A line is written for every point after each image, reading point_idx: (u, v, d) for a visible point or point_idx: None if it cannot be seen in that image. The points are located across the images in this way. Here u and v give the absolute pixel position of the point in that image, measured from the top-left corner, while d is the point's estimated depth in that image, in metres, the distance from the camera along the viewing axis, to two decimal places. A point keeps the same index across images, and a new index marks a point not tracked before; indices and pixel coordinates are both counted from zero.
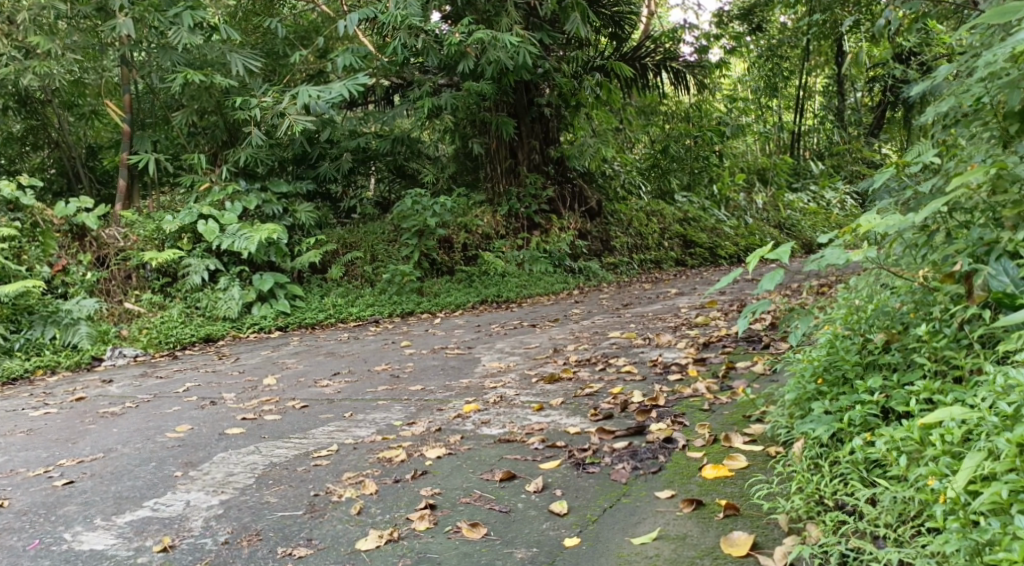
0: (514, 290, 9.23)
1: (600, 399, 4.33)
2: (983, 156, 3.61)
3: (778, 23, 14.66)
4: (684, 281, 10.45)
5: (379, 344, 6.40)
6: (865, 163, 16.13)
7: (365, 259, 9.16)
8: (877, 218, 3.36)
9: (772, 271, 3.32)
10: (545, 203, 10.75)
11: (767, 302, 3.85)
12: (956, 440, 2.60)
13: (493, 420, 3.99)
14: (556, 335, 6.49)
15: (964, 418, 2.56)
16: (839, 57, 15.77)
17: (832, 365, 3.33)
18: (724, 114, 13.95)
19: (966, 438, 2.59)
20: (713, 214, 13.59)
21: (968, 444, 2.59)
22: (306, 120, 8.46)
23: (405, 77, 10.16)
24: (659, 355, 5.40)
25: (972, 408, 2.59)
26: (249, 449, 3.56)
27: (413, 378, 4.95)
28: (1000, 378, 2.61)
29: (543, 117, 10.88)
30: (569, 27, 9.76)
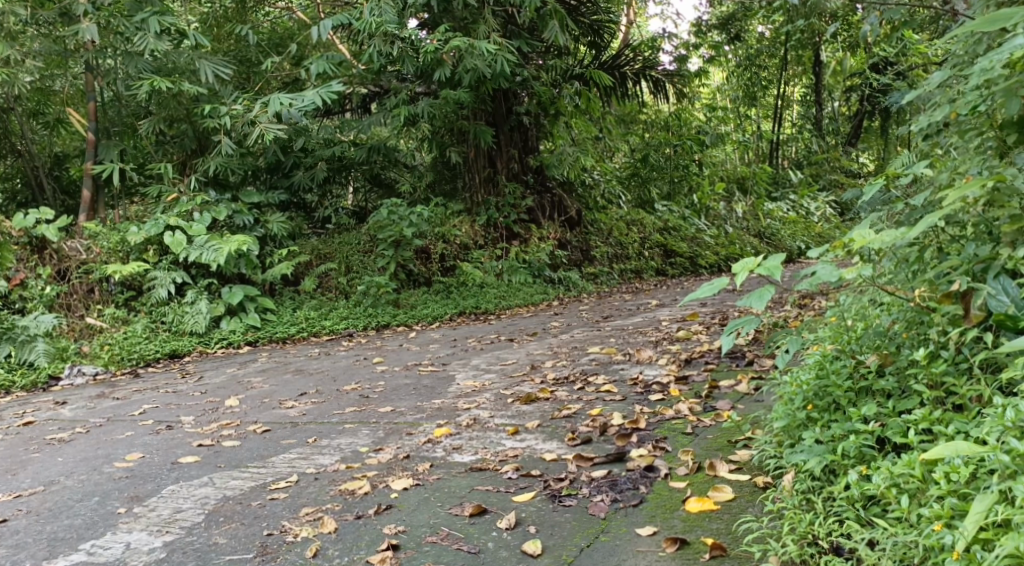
0: (493, 301, 9.04)
1: (579, 421, 4.13)
2: (978, 168, 3.45)
3: (756, 31, 14.63)
4: (665, 292, 10.29)
5: (350, 360, 6.18)
6: (843, 172, 16.11)
7: (339, 270, 8.94)
8: (870, 234, 3.18)
9: (761, 287, 3.14)
10: (524, 212, 10.58)
11: (752, 320, 3.69)
12: (962, 479, 2.42)
13: (465, 445, 3.78)
14: (534, 350, 6.28)
15: (969, 455, 2.38)
16: (816, 66, 15.87)
17: (823, 390, 3.16)
18: (703, 123, 13.86)
19: (974, 478, 2.42)
20: (695, 223, 13.44)
21: (975, 484, 2.42)
22: (278, 129, 8.23)
23: (380, 84, 9.95)
24: (640, 372, 5.21)
25: (979, 445, 2.41)
26: (201, 481, 3.33)
27: (384, 399, 4.74)
28: (1010, 412, 2.43)
29: (522, 126, 10.71)
30: (548, 34, 9.61)
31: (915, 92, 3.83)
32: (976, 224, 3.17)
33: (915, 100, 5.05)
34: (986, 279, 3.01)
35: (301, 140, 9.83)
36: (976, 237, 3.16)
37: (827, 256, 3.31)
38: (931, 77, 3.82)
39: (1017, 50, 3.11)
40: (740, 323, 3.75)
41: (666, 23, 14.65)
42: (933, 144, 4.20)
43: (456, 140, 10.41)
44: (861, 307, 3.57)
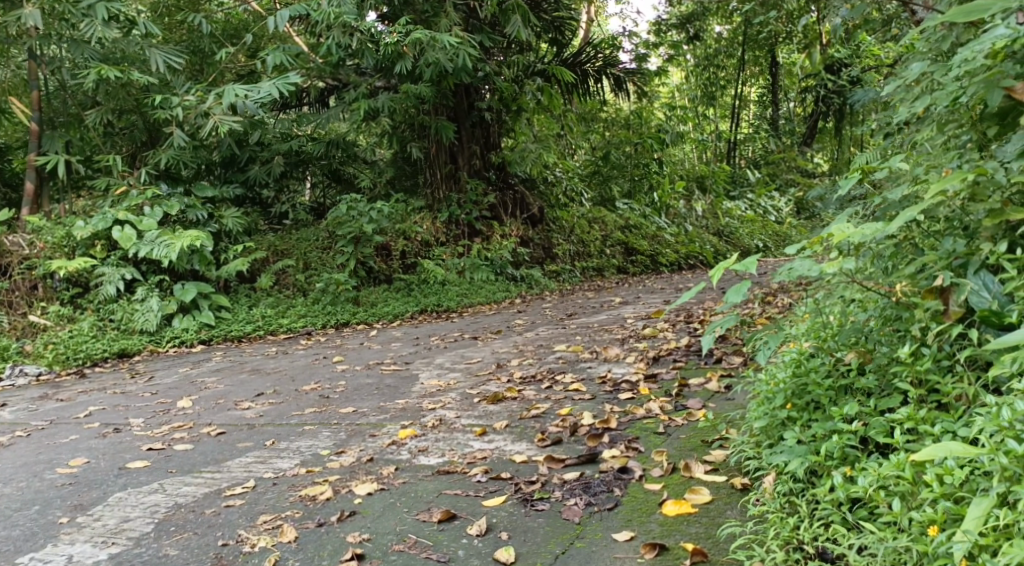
0: (454, 299, 8.89)
1: (549, 422, 4.01)
2: (957, 161, 3.29)
3: (714, 31, 14.65)
4: (627, 290, 10.21)
5: (308, 359, 5.98)
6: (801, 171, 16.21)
7: (297, 267, 8.71)
8: (851, 227, 3.06)
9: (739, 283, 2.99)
10: (485, 209, 10.44)
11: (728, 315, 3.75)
12: (956, 482, 2.33)
13: (431, 447, 3.63)
14: (498, 348, 6.15)
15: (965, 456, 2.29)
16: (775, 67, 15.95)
17: (801, 390, 3.06)
18: (663, 121, 13.83)
19: (969, 480, 2.33)
20: (655, 221, 13.34)
21: (971, 487, 2.33)
22: (232, 121, 8.00)
23: (339, 77, 9.74)
24: (609, 371, 5.08)
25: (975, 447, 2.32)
26: (150, 487, 3.15)
27: (345, 399, 4.57)
28: (1006, 411, 2.34)
29: (483, 121, 10.56)
30: (511, 29, 9.48)
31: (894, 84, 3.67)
32: (953, 217, 3.08)
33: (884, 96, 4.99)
34: (966, 274, 2.94)
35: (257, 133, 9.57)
36: (953, 230, 3.08)
37: (805, 252, 3.20)
38: (911, 71, 3.72)
39: (1000, 39, 3.01)
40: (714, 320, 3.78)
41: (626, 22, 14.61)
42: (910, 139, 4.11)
43: (417, 135, 10.23)
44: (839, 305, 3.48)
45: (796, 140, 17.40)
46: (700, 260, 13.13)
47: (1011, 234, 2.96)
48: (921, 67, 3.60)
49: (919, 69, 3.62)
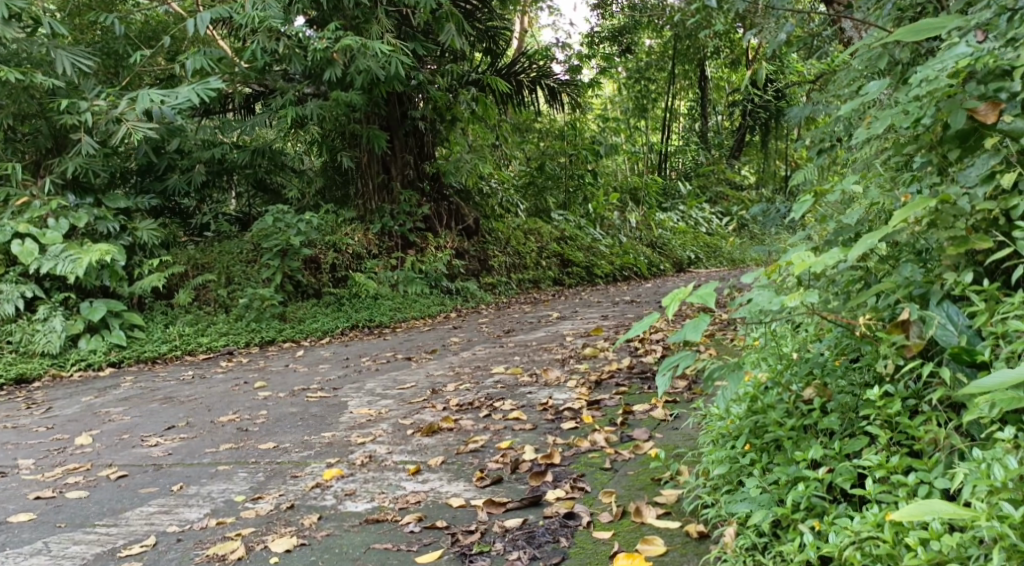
0: (387, 313, 8.58)
1: (487, 457, 3.75)
2: (917, 184, 3.07)
3: (645, 44, 14.65)
4: (564, 303, 10.00)
5: (228, 385, 5.59)
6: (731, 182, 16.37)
7: (219, 282, 8.26)
8: (809, 255, 2.86)
9: (698, 316, 2.63)
10: (420, 220, 10.13)
11: (687, 355, 2.86)
12: (945, 546, 2.18)
13: (359, 490, 3.36)
14: (433, 371, 5.84)
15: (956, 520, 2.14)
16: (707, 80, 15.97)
17: (759, 429, 2.85)
18: (596, 133, 13.72)
19: (961, 546, 2.16)
20: (590, 233, 13.13)
21: (962, 553, 2.16)
22: (148, 128, 7.61)
23: (266, 84, 9.36)
24: (549, 397, 4.83)
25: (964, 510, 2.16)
26: (34, 549, 2.96)
27: (265, 432, 4.23)
28: (998, 470, 2.21)
29: (416, 131, 10.30)
30: (444, 37, 9.20)
31: (852, 104, 3.41)
32: (910, 240, 2.91)
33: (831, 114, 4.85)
34: (928, 304, 2.75)
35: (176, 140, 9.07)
36: (908, 258, 2.92)
37: (762, 281, 2.99)
38: (866, 89, 3.54)
39: (962, 58, 2.87)
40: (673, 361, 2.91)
41: (558, 34, 14.52)
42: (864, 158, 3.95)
43: (347, 144, 9.89)
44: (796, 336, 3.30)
45: (723, 153, 17.57)
46: (635, 271, 12.99)
47: (973, 260, 2.79)
48: (878, 85, 3.37)
49: (875, 87, 3.40)
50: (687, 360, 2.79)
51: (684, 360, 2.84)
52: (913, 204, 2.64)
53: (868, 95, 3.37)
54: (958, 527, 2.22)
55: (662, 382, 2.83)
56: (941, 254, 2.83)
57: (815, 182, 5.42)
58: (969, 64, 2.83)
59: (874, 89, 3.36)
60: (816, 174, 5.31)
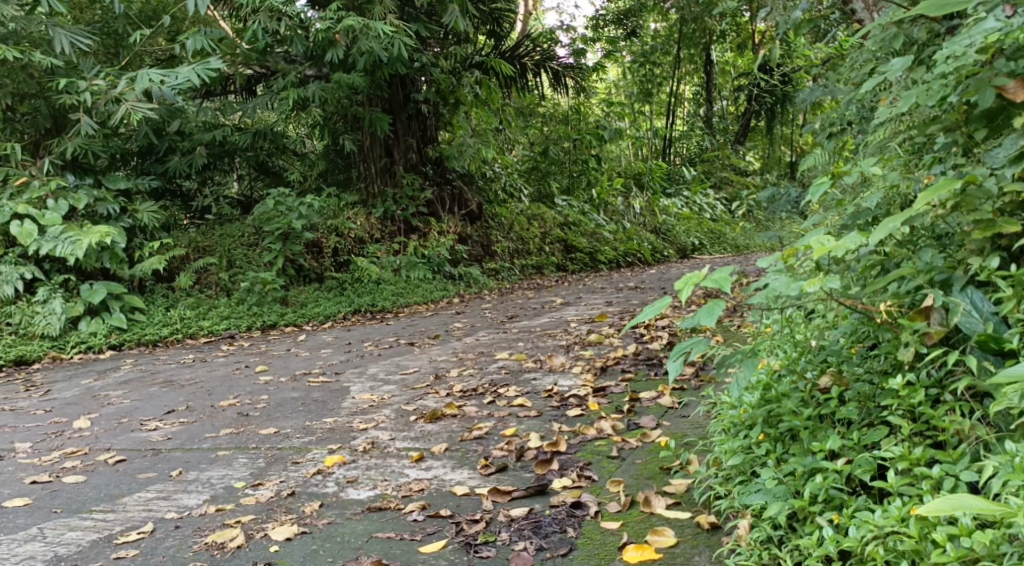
0: (390, 298, 8.50)
1: (492, 444, 3.69)
2: (940, 166, 2.99)
3: (649, 28, 14.54)
4: (568, 289, 9.91)
5: (228, 369, 5.51)
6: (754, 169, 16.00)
7: (220, 265, 8.18)
8: (828, 239, 2.78)
9: (713, 302, 2.55)
10: (423, 204, 10.05)
11: (702, 342, 2.77)
12: (977, 543, 2.11)
13: (362, 477, 3.30)
14: (437, 356, 5.77)
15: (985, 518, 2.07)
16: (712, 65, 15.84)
17: (773, 418, 2.79)
18: (600, 117, 13.62)
19: (993, 545, 2.09)
20: (593, 218, 13.02)
21: (994, 552, 2.09)
22: (147, 108, 7.54)
23: (267, 65, 9.26)
24: (555, 383, 4.76)
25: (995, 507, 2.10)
26: (29, 534, 2.89)
27: (267, 417, 4.17)
28: None
29: (420, 114, 10.19)
30: (448, 19, 9.08)
31: (872, 82, 3.34)
32: (933, 223, 2.83)
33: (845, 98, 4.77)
34: (951, 291, 2.67)
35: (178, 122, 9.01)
36: (926, 244, 2.86)
37: (778, 266, 2.92)
38: (888, 67, 3.45)
39: (990, 33, 2.77)
40: (686, 347, 2.83)
41: (562, 17, 14.42)
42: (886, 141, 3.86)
43: (350, 127, 9.77)
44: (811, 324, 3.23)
45: (728, 138, 17.46)
46: (639, 257, 12.88)
47: (996, 245, 2.72)
48: (903, 62, 3.27)
49: (898, 65, 3.31)
50: (702, 347, 2.71)
51: (697, 346, 2.76)
52: (936, 187, 2.56)
53: (893, 72, 3.28)
54: (991, 525, 2.16)
55: (674, 370, 2.75)
56: (962, 238, 2.75)
57: (824, 167, 5.33)
58: (997, 41, 2.74)
59: (897, 67, 3.27)
60: (826, 158, 5.22)
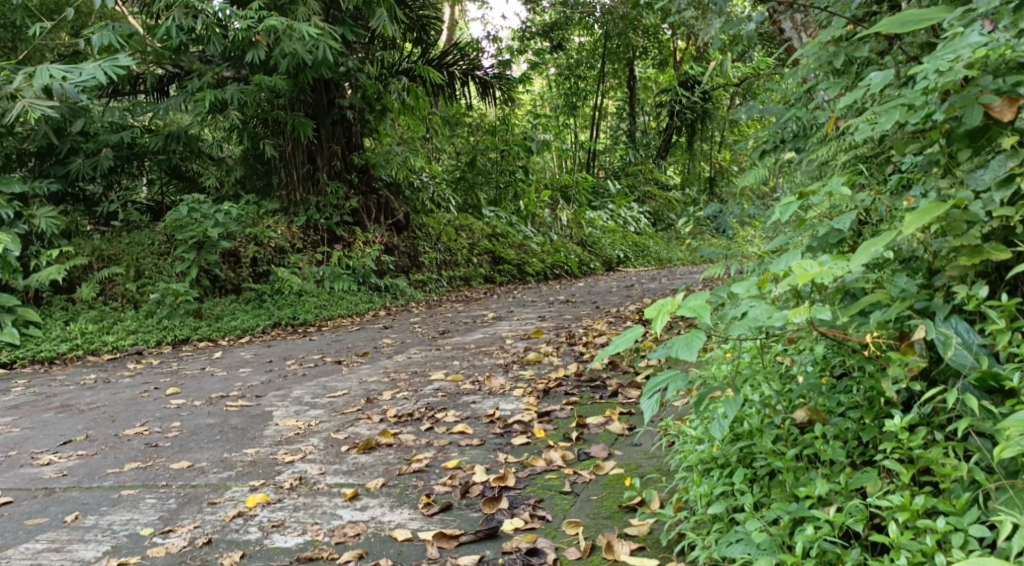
0: (312, 311, 8.10)
1: (433, 479, 3.39)
2: (920, 188, 2.78)
3: (575, 40, 14.50)
4: (498, 302, 9.65)
5: (134, 391, 5.06)
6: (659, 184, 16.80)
7: (127, 275, 7.67)
8: (810, 263, 2.55)
9: (691, 333, 2.30)
10: (347, 213, 9.66)
11: (680, 377, 2.50)
12: None
13: (289, 520, 3.00)
14: (366, 376, 5.43)
15: None
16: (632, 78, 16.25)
17: (747, 457, 2.57)
18: (526, 128, 13.49)
19: None
20: (521, 230, 12.77)
21: None
22: (46, 106, 6.99)
23: (182, 64, 8.79)
24: (496, 408, 4.45)
25: None
26: None
27: (181, 449, 3.80)
28: None
29: (345, 120, 9.77)
30: (375, 23, 8.76)
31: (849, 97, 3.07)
32: (920, 245, 2.59)
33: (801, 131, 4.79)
34: (933, 320, 2.49)
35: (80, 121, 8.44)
36: (906, 269, 2.63)
37: (752, 292, 2.68)
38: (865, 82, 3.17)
39: (977, 48, 2.54)
40: (660, 383, 2.56)
41: (487, 28, 14.24)
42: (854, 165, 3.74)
43: (271, 132, 9.34)
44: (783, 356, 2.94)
45: (651, 152, 17.52)
46: (565, 270, 12.71)
47: (980, 271, 2.52)
48: (882, 77, 2.95)
49: (876, 80, 2.98)
50: (680, 383, 2.45)
51: (673, 382, 2.49)
52: (921, 212, 2.38)
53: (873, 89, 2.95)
54: None
55: (648, 410, 2.48)
56: (948, 263, 2.53)
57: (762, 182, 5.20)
58: (984, 54, 2.52)
59: (876, 82, 2.94)
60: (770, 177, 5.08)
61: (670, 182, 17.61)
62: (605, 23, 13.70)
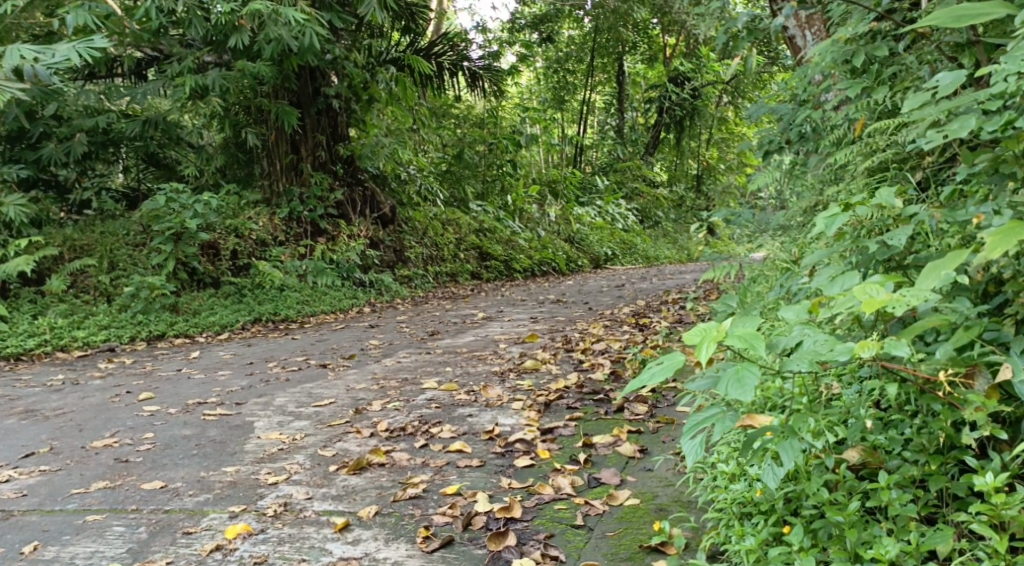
0: (294, 306, 7.77)
1: (433, 508, 3.08)
2: (991, 204, 2.61)
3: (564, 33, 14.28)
4: (486, 300, 9.34)
5: (104, 396, 4.72)
6: (644, 182, 16.51)
7: (99, 267, 7.32)
8: (874, 288, 2.34)
9: (743, 369, 2.07)
10: (332, 205, 9.32)
11: (725, 417, 2.26)
12: None
13: (270, 559, 2.72)
14: (353, 382, 5.11)
15: None
16: (620, 76, 16.10)
17: (793, 505, 2.41)
18: (514, 122, 13.18)
19: None
20: (509, 225, 12.43)
21: None
22: (18, 89, 6.61)
23: (161, 48, 8.40)
24: (494, 423, 4.14)
25: None
26: None
27: (153, 466, 3.49)
28: None
29: (330, 109, 9.41)
30: (364, 10, 8.44)
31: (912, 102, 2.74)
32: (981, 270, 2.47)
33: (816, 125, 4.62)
34: (1008, 353, 2.34)
35: (53, 105, 8.11)
36: (966, 294, 2.49)
37: (804, 318, 2.47)
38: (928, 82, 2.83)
39: None
40: (700, 421, 2.31)
41: (474, 19, 13.95)
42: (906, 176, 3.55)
43: (253, 119, 8.99)
44: (825, 388, 2.64)
45: (637, 150, 17.25)
46: (553, 267, 12.40)
47: None
48: (951, 78, 2.66)
49: (945, 81, 2.68)
50: (728, 422, 2.19)
51: (719, 422, 2.23)
52: (1001, 236, 2.13)
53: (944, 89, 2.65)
54: None
55: (690, 452, 2.21)
56: (1021, 288, 2.38)
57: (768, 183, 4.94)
58: None
59: (946, 83, 2.63)
60: (773, 179, 4.96)
61: (657, 180, 17.32)
62: (596, 17, 13.65)
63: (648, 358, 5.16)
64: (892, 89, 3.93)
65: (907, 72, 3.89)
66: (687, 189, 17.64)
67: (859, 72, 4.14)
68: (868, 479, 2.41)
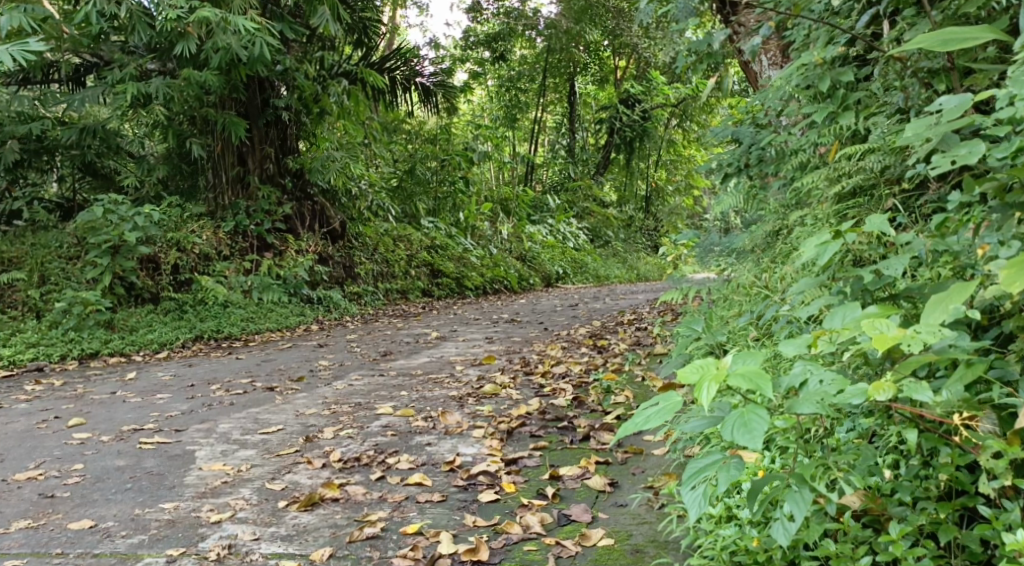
0: (238, 324, 7.44)
1: (391, 550, 2.86)
2: (995, 234, 2.49)
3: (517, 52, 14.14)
4: (438, 319, 9.08)
5: (30, 421, 4.38)
6: (595, 201, 16.43)
7: (29, 282, 6.94)
8: (882, 323, 2.19)
9: (751, 414, 2.00)
10: (279, 220, 9.01)
11: (729, 461, 2.19)
12: None
13: None
14: (303, 407, 4.82)
15: None
16: (572, 94, 15.99)
17: (791, 554, 2.26)
18: (468, 138, 12.97)
19: None
20: (461, 242, 12.18)
21: None
22: None
23: (101, 54, 8.03)
24: (455, 453, 3.89)
25: None
26: None
27: (83, 501, 3.21)
28: None
29: (279, 121, 9.09)
30: (316, 21, 8.18)
31: (916, 124, 2.57)
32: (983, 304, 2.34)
33: (789, 144, 4.46)
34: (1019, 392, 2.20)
35: None
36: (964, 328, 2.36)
37: (805, 353, 2.32)
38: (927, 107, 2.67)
39: None
40: (700, 465, 2.23)
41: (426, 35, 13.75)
42: (888, 201, 3.42)
43: (197, 130, 8.64)
44: (821, 427, 2.46)
45: (589, 169, 17.13)
46: (505, 285, 12.22)
47: None
48: (959, 101, 2.49)
49: (952, 103, 2.53)
50: (733, 472, 2.13)
51: (723, 469, 2.17)
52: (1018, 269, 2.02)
53: (950, 114, 2.46)
54: None
55: (693, 501, 2.16)
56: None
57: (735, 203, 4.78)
58: None
59: (955, 105, 2.48)
60: (741, 198, 4.80)
61: (608, 199, 17.23)
62: (549, 37, 13.54)
63: (611, 383, 4.96)
64: (857, 115, 3.85)
65: (871, 98, 3.83)
66: (636, 209, 17.64)
67: (832, 93, 4.00)
68: (873, 528, 2.26)
